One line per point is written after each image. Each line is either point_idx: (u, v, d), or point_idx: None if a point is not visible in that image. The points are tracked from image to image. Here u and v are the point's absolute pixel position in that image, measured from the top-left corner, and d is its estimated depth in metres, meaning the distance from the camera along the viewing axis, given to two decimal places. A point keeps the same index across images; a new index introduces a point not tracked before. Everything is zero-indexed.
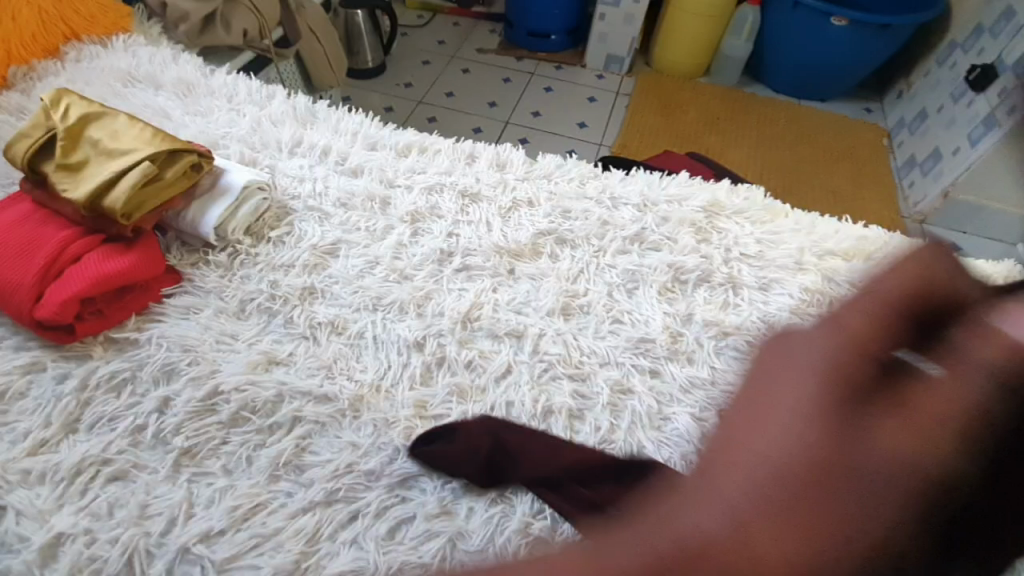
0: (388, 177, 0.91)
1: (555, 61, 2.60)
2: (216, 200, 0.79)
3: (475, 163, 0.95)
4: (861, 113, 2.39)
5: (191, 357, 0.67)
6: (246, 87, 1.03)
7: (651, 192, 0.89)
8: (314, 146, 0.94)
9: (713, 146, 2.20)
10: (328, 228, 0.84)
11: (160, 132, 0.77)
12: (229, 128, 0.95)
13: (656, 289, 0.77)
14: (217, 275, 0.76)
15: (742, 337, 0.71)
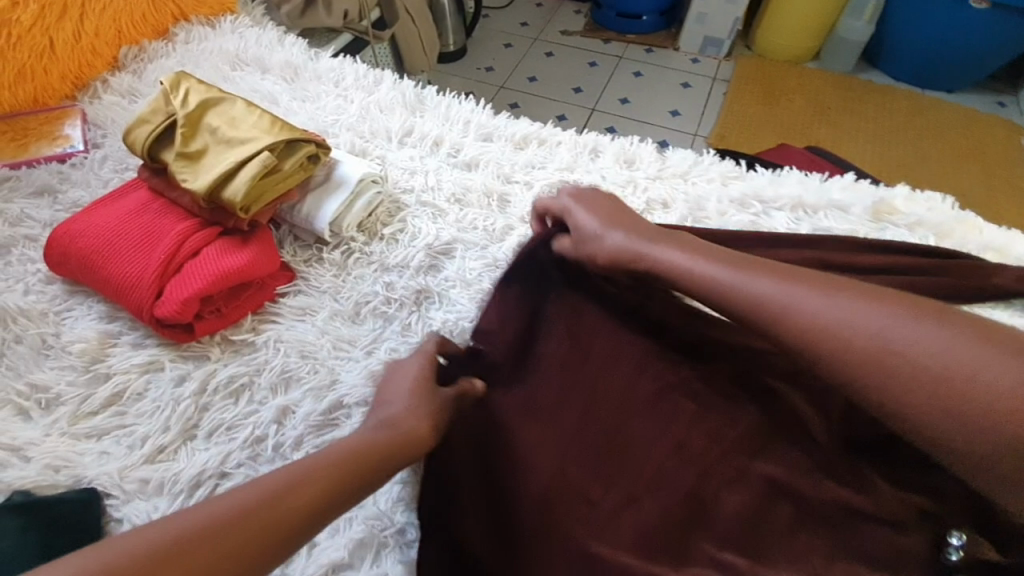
0: (505, 171, 0.83)
1: (644, 44, 2.45)
2: (331, 193, 0.74)
3: (599, 158, 0.85)
4: (995, 105, 2.11)
5: (311, 365, 0.63)
6: (354, 72, 0.99)
7: (809, 195, 0.76)
8: (424, 136, 0.88)
9: (823, 139, 1.99)
10: (442, 226, 0.77)
11: (278, 120, 0.73)
12: (338, 115, 0.91)
13: None
14: (331, 275, 0.72)
15: None
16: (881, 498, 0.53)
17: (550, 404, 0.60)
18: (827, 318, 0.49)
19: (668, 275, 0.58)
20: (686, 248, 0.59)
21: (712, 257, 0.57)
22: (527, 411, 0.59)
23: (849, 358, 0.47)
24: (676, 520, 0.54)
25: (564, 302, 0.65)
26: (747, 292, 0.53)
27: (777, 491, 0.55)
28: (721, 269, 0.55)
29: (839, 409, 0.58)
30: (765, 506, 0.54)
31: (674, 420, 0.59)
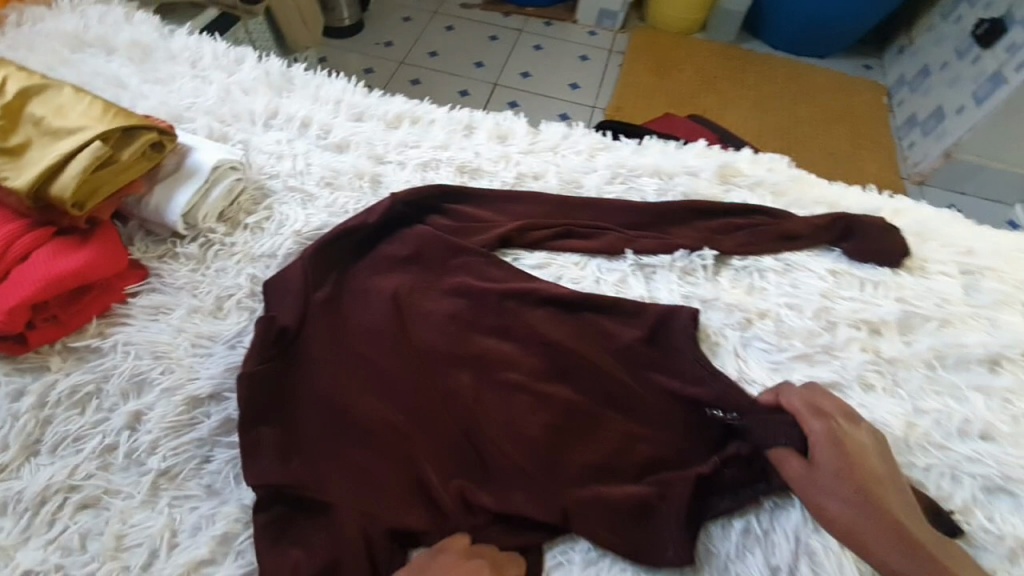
0: (377, 152, 0.81)
1: (543, 17, 2.45)
2: (182, 183, 0.70)
3: (473, 135, 0.85)
4: (860, 70, 2.30)
5: (165, 365, 0.60)
6: (213, 51, 0.92)
7: (668, 162, 0.80)
8: (291, 117, 0.84)
9: (709, 108, 2.11)
10: (312, 211, 0.75)
11: (112, 106, 0.67)
12: (195, 98, 0.85)
13: (677, 272, 0.71)
14: (188, 270, 0.68)
15: (769, 326, 0.66)
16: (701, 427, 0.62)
17: (395, 375, 0.63)
18: (900, 543, 0.49)
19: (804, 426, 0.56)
20: (877, 471, 0.53)
21: (905, 529, 0.49)
22: (372, 384, 0.63)
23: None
24: (536, 469, 0.58)
25: (406, 284, 0.70)
26: (907, 574, 0.48)
27: (602, 429, 0.61)
28: (844, 490, 0.51)
29: (673, 355, 0.66)
30: (613, 449, 0.60)
31: (508, 375, 0.64)
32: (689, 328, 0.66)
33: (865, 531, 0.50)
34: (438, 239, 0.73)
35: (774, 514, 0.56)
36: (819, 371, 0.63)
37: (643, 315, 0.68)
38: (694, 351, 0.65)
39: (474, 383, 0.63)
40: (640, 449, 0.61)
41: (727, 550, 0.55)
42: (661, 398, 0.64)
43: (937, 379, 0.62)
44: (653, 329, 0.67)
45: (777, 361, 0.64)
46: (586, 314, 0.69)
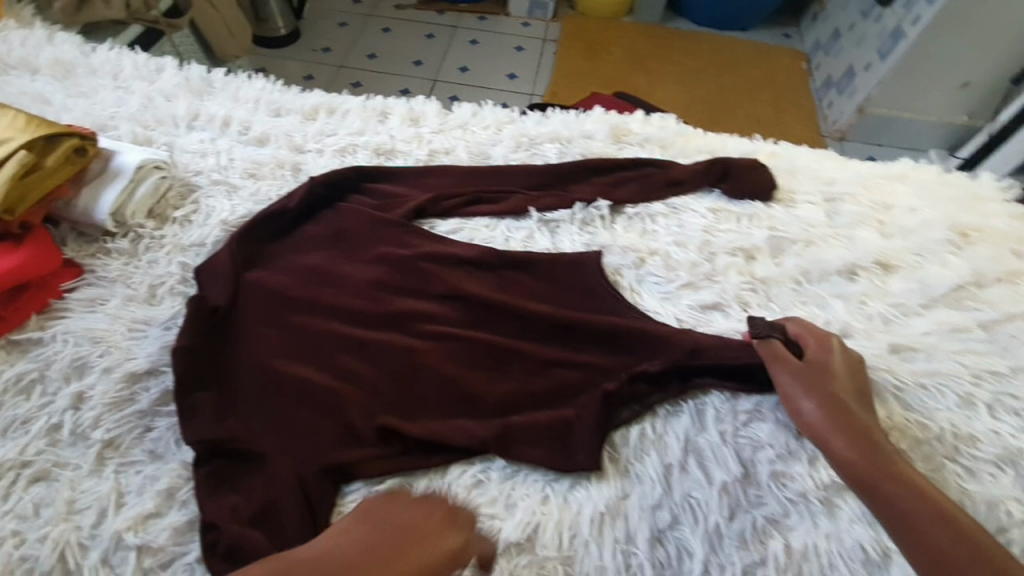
0: (296, 143, 0.86)
1: (477, 12, 2.52)
2: (108, 184, 0.74)
3: (388, 120, 0.92)
4: (780, 39, 2.43)
5: (103, 348, 0.65)
6: (133, 63, 0.96)
7: (566, 129, 0.88)
8: (212, 117, 0.89)
9: (640, 86, 2.20)
10: (237, 201, 0.80)
11: (33, 117, 0.71)
12: (118, 107, 0.89)
13: (577, 225, 0.78)
14: (121, 263, 0.73)
15: (659, 262, 0.74)
16: (602, 353, 0.68)
17: (322, 337, 0.69)
18: (855, 446, 0.57)
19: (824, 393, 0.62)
20: (858, 397, 0.61)
21: (865, 438, 0.57)
22: (301, 347, 0.68)
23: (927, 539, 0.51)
24: (453, 405, 0.65)
25: (330, 258, 0.76)
26: (857, 467, 0.56)
27: (515, 365, 0.68)
28: (821, 399, 0.60)
29: (575, 295, 0.72)
30: (523, 381, 0.66)
31: (428, 327, 0.70)
32: (586, 270, 0.73)
33: (828, 430, 0.59)
34: (357, 214, 0.79)
35: (668, 418, 0.64)
36: (702, 295, 0.71)
37: (547, 262, 0.75)
38: (592, 288, 0.72)
39: (396, 338, 0.69)
40: (547, 378, 0.67)
41: (630, 454, 0.62)
42: (566, 331, 0.70)
43: (803, 292, 0.70)
44: (557, 273, 0.74)
45: (667, 292, 0.71)
46: (497, 267, 0.75)
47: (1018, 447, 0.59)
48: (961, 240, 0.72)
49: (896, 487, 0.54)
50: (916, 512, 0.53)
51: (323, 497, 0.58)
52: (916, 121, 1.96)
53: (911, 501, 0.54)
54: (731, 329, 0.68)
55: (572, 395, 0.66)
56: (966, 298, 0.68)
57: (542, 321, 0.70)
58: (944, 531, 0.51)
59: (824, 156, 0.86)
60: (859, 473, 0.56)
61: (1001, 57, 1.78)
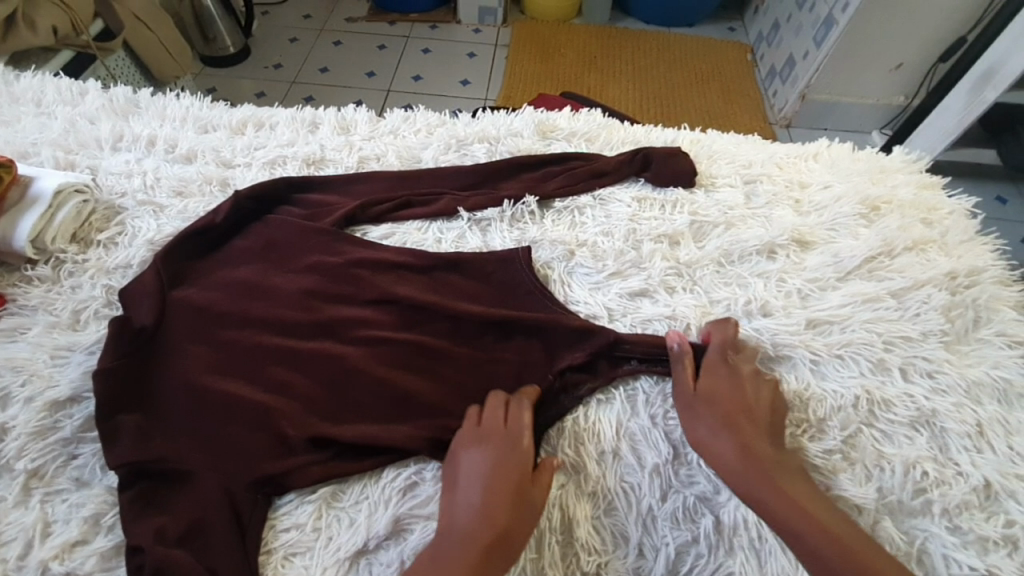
0: (224, 157, 0.86)
1: (428, 21, 2.53)
2: (25, 211, 0.73)
3: (318, 130, 0.92)
4: (724, 32, 2.50)
5: (24, 377, 0.63)
6: (55, 88, 0.95)
7: (495, 129, 0.90)
8: (137, 137, 0.88)
9: (592, 85, 2.23)
10: (164, 220, 0.79)
11: None
12: (39, 133, 0.87)
13: (506, 222, 0.79)
14: (43, 290, 0.71)
15: (588, 252, 0.75)
16: (535, 345, 0.68)
17: (254, 350, 0.68)
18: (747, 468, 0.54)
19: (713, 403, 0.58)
20: (756, 409, 0.58)
21: (760, 455, 0.55)
22: (230, 362, 0.67)
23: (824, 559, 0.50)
24: (386, 410, 0.64)
25: (261, 271, 0.75)
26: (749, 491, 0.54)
27: (447, 363, 0.67)
28: (717, 415, 0.58)
29: (509, 290, 0.72)
30: (457, 380, 0.66)
31: (360, 333, 0.69)
32: (512, 265, 0.73)
33: (722, 450, 0.56)
34: (287, 225, 0.78)
35: (600, 405, 0.63)
36: (630, 282, 0.71)
37: (472, 261, 0.75)
38: (519, 283, 0.72)
39: (328, 346, 0.68)
40: (481, 375, 0.66)
41: (565, 445, 0.60)
42: (500, 327, 0.69)
43: (726, 274, 0.72)
44: (484, 270, 0.74)
45: (596, 281, 0.72)
46: (429, 267, 0.75)
47: (931, 408, 0.60)
48: (870, 213, 0.76)
49: (791, 512, 0.51)
50: (813, 540, 0.50)
51: (251, 513, 0.57)
52: (855, 104, 2.04)
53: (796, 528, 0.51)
54: (659, 311, 0.68)
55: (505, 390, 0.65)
56: (878, 268, 0.71)
57: (475, 319, 0.70)
58: (827, 550, 0.50)
59: (745, 141, 0.89)
60: (751, 496, 0.53)
61: (930, 36, 1.83)
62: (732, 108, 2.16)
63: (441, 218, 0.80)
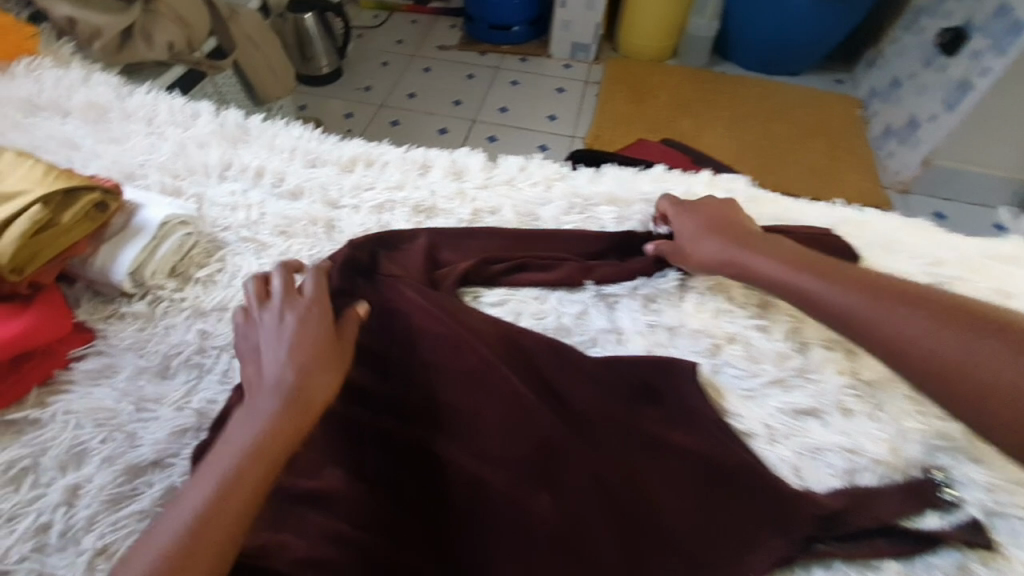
0: (331, 197, 0.81)
1: (518, 54, 2.51)
2: (128, 241, 0.68)
3: (429, 173, 0.85)
4: (831, 85, 2.34)
5: (106, 433, 0.58)
6: (168, 108, 0.93)
7: (623, 191, 0.81)
8: (245, 167, 0.84)
9: (686, 131, 2.13)
10: (265, 260, 0.73)
11: (54, 168, 0.67)
12: (149, 155, 0.85)
13: (639, 301, 0.69)
14: (136, 329, 0.67)
15: (736, 349, 0.64)
16: (682, 472, 0.56)
17: (356, 437, 0.59)
18: (884, 341, 0.53)
19: (764, 280, 0.61)
20: (784, 249, 0.62)
21: (852, 280, 0.57)
22: (329, 448, 0.58)
23: (978, 382, 0.49)
24: (502, 537, 0.53)
25: (368, 334, 0.66)
26: (881, 328, 0.53)
27: (578, 482, 0.56)
28: (863, 297, 0.55)
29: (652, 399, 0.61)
30: (587, 508, 0.54)
31: (474, 430, 0.59)
32: (667, 367, 0.62)
33: (888, 320, 0.53)
34: (403, 285, 0.68)
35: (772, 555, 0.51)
36: (795, 397, 0.60)
37: (612, 356, 0.63)
38: (669, 388, 0.61)
39: (437, 438, 0.58)
40: (616, 505, 0.55)
41: None
42: (641, 447, 0.58)
43: (921, 399, 0.60)
44: (629, 365, 0.63)
45: (749, 388, 0.61)
46: (558, 354, 0.64)
47: None
48: None
49: (887, 316, 0.54)
50: (939, 349, 0.51)
51: None
52: (984, 175, 1.84)
53: (916, 302, 0.54)
54: (834, 441, 0.57)
55: (645, 530, 0.53)
56: None
57: (609, 431, 0.59)
58: (961, 349, 0.50)
59: (917, 228, 0.76)
60: (896, 338, 0.53)
61: None
62: (841, 166, 1.99)
63: (561, 288, 0.70)
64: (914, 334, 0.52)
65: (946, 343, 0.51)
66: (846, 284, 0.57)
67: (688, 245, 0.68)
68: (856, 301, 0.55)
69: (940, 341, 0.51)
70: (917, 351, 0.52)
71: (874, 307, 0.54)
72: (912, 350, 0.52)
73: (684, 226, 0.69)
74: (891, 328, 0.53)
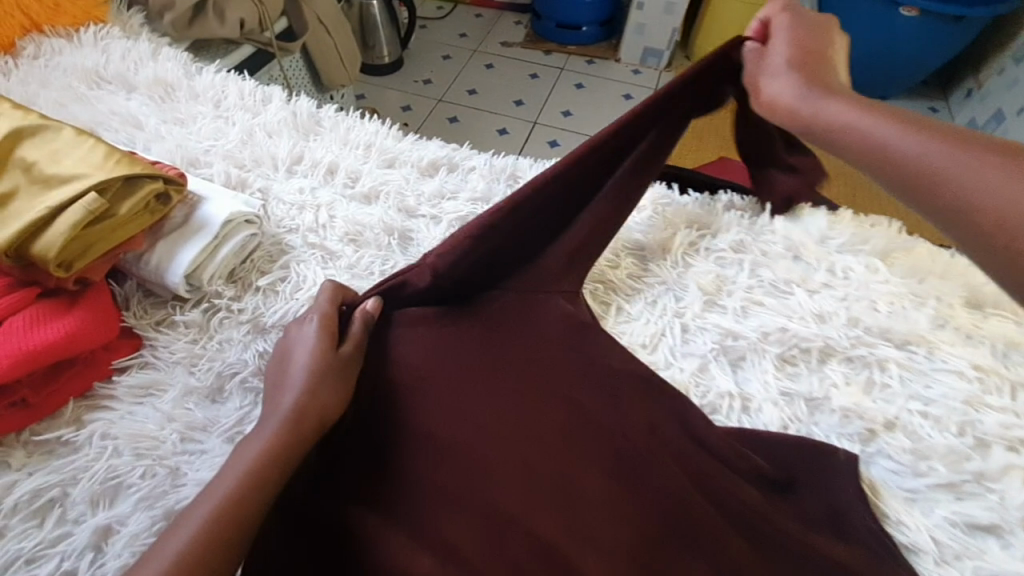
0: (408, 204, 0.72)
1: (585, 55, 2.39)
2: (187, 238, 0.61)
3: (518, 185, 0.76)
4: (923, 112, 2.15)
5: (146, 467, 0.50)
6: (238, 90, 0.86)
7: (749, 224, 0.71)
8: (317, 163, 0.76)
9: None
10: (333, 271, 0.65)
11: (116, 151, 0.60)
12: (215, 140, 0.77)
13: (772, 361, 0.59)
14: (187, 341, 0.59)
15: (896, 438, 0.54)
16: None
17: (430, 492, 0.52)
18: (960, 195, 0.44)
19: (834, 139, 0.53)
20: (814, 44, 0.61)
21: (864, 100, 0.54)
22: (401, 503, 0.51)
23: (952, 186, 0.45)
24: None
25: (449, 368, 0.58)
26: (880, 129, 0.50)
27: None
28: (864, 118, 0.52)
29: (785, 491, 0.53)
30: None
31: (563, 499, 0.52)
32: (820, 461, 0.53)
33: (853, 143, 0.52)
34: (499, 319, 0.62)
35: None
36: (970, 508, 0.50)
37: (743, 433, 0.55)
38: (818, 488, 0.52)
39: (524, 503, 0.51)
40: None
41: None
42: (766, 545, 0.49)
43: None
44: (770, 451, 0.54)
45: (913, 489, 0.52)
46: (671, 421, 0.56)
47: None
48: None
49: (914, 131, 0.49)
50: (914, 151, 0.48)
51: None
52: None
53: (933, 148, 0.47)
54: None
55: None
56: None
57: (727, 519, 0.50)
58: (961, 143, 0.46)
59: None
60: (866, 153, 0.51)
61: None
62: None
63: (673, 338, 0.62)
64: (841, 111, 0.53)
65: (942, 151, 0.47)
66: (857, 103, 0.53)
67: (766, 84, 0.60)
68: (841, 104, 0.54)
69: (925, 126, 0.49)
70: (852, 137, 0.52)
71: (877, 119, 0.51)
72: (867, 131, 0.51)
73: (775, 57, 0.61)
74: (882, 126, 0.51)
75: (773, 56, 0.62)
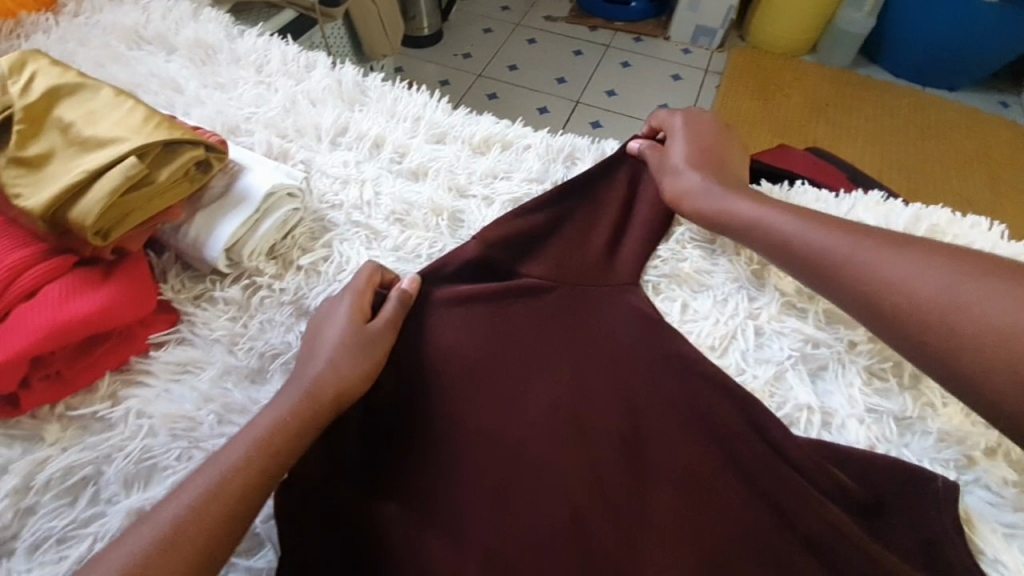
0: (458, 182, 0.67)
1: (633, 32, 2.28)
2: (229, 211, 0.57)
3: (576, 167, 0.70)
4: (996, 105, 1.99)
5: (181, 450, 0.47)
6: (281, 55, 0.81)
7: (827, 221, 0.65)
8: (362, 135, 0.71)
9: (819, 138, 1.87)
10: (377, 252, 0.61)
11: (156, 113, 0.56)
12: (256, 107, 0.73)
13: (861, 375, 0.53)
14: (226, 319, 0.55)
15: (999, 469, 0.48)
16: None
17: (476, 493, 0.48)
18: (878, 294, 0.47)
19: (745, 234, 0.56)
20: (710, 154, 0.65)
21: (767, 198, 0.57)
22: (446, 504, 0.48)
23: (886, 292, 0.46)
24: None
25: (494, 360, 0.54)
26: (780, 228, 0.54)
27: None
28: (780, 215, 0.55)
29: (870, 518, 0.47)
30: None
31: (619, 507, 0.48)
32: (917, 486, 0.47)
33: (791, 246, 0.53)
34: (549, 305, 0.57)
35: None
36: None
37: (829, 449, 0.49)
38: (913, 518, 0.46)
39: (575, 510, 0.47)
40: None
41: None
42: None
43: None
44: (860, 474, 0.48)
45: (1012, 524, 0.46)
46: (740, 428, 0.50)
47: None
48: None
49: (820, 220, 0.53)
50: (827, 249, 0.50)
51: None
52: None
53: (904, 244, 0.48)
54: None
55: None
56: None
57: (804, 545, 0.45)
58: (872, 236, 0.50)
59: None
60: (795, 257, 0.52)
61: None
62: (1004, 203, 1.70)
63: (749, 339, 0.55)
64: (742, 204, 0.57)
65: (857, 246, 0.49)
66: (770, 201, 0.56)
67: (667, 177, 0.63)
68: (748, 206, 0.57)
69: (824, 221, 0.53)
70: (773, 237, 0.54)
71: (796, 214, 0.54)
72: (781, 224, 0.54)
73: (673, 151, 0.65)
74: (784, 220, 0.54)
75: (671, 158, 0.65)
